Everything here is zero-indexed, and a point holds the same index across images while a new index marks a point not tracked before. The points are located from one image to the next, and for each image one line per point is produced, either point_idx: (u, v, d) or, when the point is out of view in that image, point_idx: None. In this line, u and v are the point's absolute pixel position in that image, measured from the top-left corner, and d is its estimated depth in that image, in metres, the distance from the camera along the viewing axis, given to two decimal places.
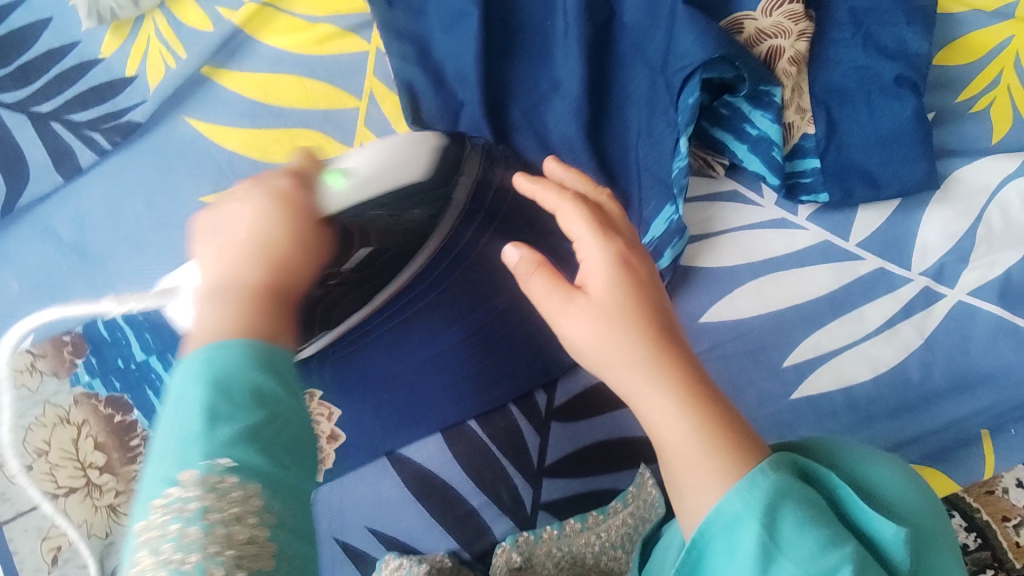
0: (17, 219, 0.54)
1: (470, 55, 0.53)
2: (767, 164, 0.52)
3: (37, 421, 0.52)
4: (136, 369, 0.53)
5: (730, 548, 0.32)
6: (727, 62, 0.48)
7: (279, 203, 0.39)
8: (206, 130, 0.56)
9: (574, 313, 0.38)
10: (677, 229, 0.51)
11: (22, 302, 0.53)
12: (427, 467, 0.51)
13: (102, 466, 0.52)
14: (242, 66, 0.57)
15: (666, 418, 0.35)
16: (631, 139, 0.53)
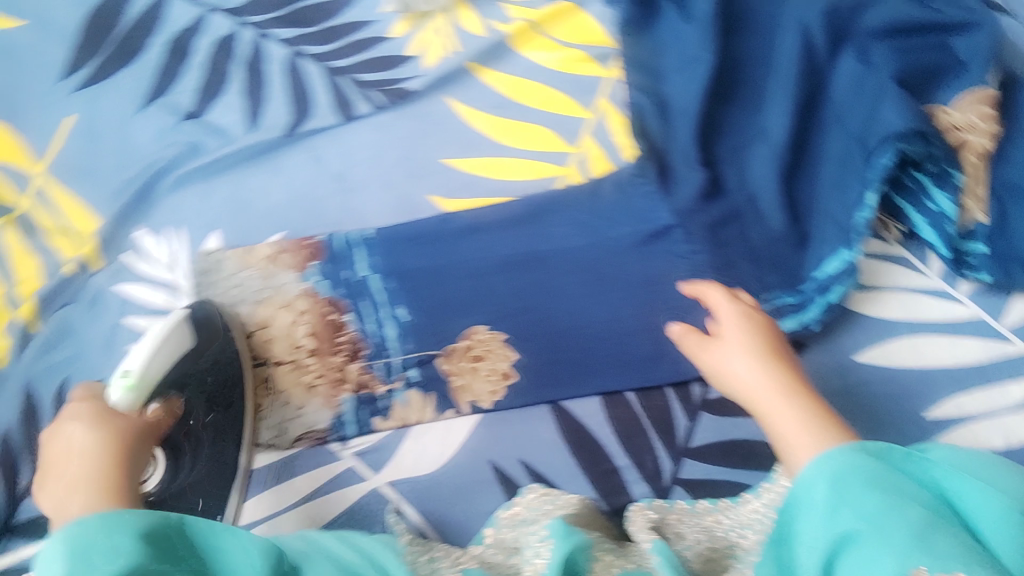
0: (296, 142, 0.66)
1: (696, 91, 0.63)
2: (941, 237, 0.59)
3: (267, 301, 0.61)
4: (357, 281, 0.61)
5: (809, 506, 0.44)
6: (923, 135, 0.57)
7: (100, 440, 0.49)
8: (460, 109, 0.66)
9: (709, 356, 0.55)
10: (848, 269, 0.58)
11: (282, 207, 0.64)
12: (583, 421, 0.58)
13: (311, 350, 0.60)
14: (503, 67, 0.67)
15: (778, 420, 0.49)
16: (821, 191, 0.61)
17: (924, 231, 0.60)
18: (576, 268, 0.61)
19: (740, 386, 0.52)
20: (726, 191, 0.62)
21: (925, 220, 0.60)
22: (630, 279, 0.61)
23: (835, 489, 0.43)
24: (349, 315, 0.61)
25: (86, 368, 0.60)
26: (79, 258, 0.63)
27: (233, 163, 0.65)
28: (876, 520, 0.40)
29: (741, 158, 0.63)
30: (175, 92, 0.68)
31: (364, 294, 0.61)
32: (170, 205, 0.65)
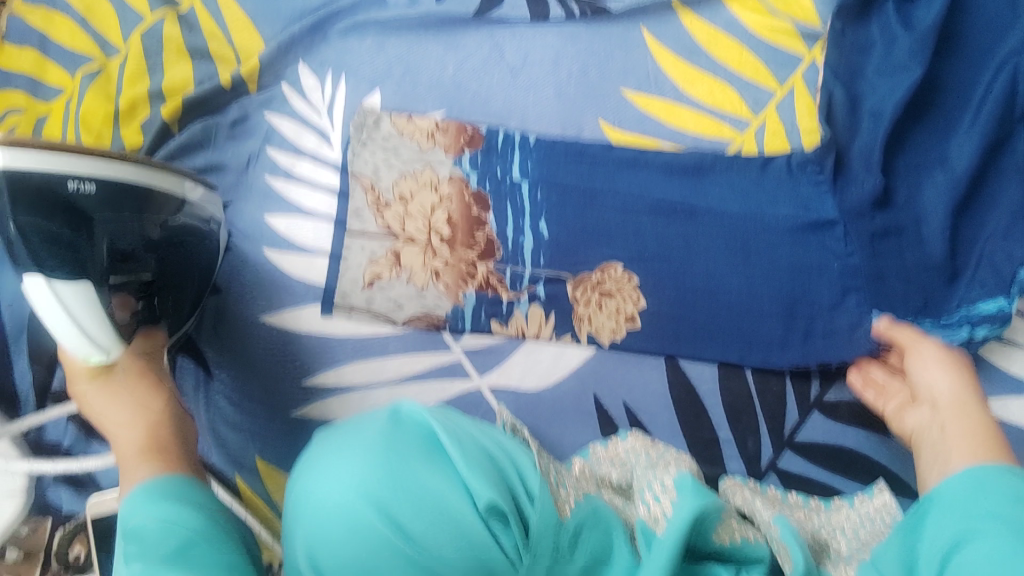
0: (480, 26, 0.64)
1: (894, 99, 0.58)
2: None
3: (413, 174, 0.59)
4: (508, 184, 0.60)
5: (941, 512, 0.43)
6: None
7: (134, 389, 0.50)
8: (649, 42, 0.64)
9: (920, 345, 0.55)
10: (1001, 319, 0.54)
11: (449, 86, 0.62)
12: (695, 385, 0.58)
13: (445, 236, 0.58)
14: (703, 15, 0.65)
15: (966, 426, 0.49)
16: (999, 236, 0.55)
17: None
18: (730, 233, 0.59)
19: (939, 389, 0.53)
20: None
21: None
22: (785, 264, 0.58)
23: (972, 495, 0.42)
24: (490, 217, 0.59)
25: (217, 185, 0.59)
26: (235, 74, 0.60)
27: (411, 26, 0.63)
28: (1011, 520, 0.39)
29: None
30: None
31: (515, 198, 0.59)
32: (338, 48, 0.62)
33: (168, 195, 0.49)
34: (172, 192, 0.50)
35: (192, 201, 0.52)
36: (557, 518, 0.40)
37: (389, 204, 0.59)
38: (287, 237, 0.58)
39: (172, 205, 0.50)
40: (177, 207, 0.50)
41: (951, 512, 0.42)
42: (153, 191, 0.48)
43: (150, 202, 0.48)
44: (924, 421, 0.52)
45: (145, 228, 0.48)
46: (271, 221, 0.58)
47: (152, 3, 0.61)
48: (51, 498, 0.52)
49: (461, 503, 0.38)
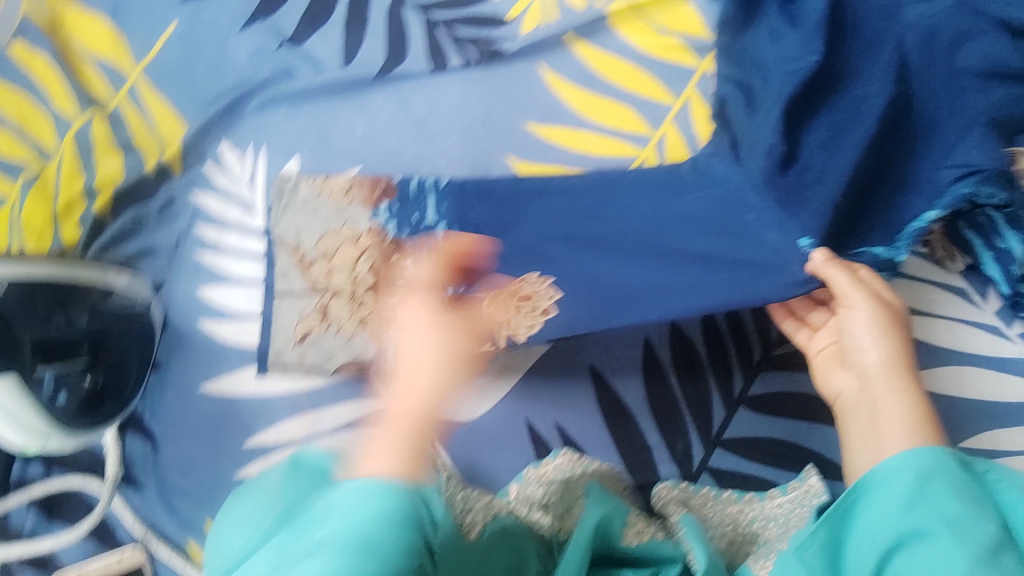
0: (386, 85, 0.67)
1: (783, 92, 0.58)
2: (1001, 271, 0.59)
3: (334, 231, 0.61)
4: (424, 227, 0.60)
5: (876, 505, 0.45)
6: (1000, 176, 0.55)
7: None
8: (548, 77, 0.68)
9: (852, 299, 0.53)
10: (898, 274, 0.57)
11: (361, 145, 0.66)
12: (622, 396, 0.59)
13: (369, 285, 0.59)
14: (595, 43, 0.68)
15: (896, 413, 0.50)
16: (897, 207, 0.57)
17: (989, 264, 0.60)
18: (641, 234, 0.58)
19: (872, 360, 0.53)
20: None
21: (992, 255, 0.59)
22: (692, 241, 0.57)
23: (903, 487, 0.44)
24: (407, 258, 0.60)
25: (152, 266, 0.63)
26: (159, 162, 0.65)
27: (320, 94, 0.67)
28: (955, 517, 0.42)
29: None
30: (277, 15, 0.69)
31: (430, 239, 0.60)
32: (254, 123, 0.66)
33: (86, 286, 0.56)
34: (90, 282, 0.56)
35: (116, 288, 0.58)
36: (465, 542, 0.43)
37: (311, 263, 0.60)
38: (219, 307, 0.61)
39: (93, 293, 0.56)
40: (100, 294, 0.57)
41: (888, 507, 0.44)
42: (63, 283, 0.55)
43: (64, 293, 0.55)
44: (855, 384, 0.53)
45: (67, 319, 0.55)
46: (203, 294, 0.62)
47: (78, 105, 0.65)
48: None
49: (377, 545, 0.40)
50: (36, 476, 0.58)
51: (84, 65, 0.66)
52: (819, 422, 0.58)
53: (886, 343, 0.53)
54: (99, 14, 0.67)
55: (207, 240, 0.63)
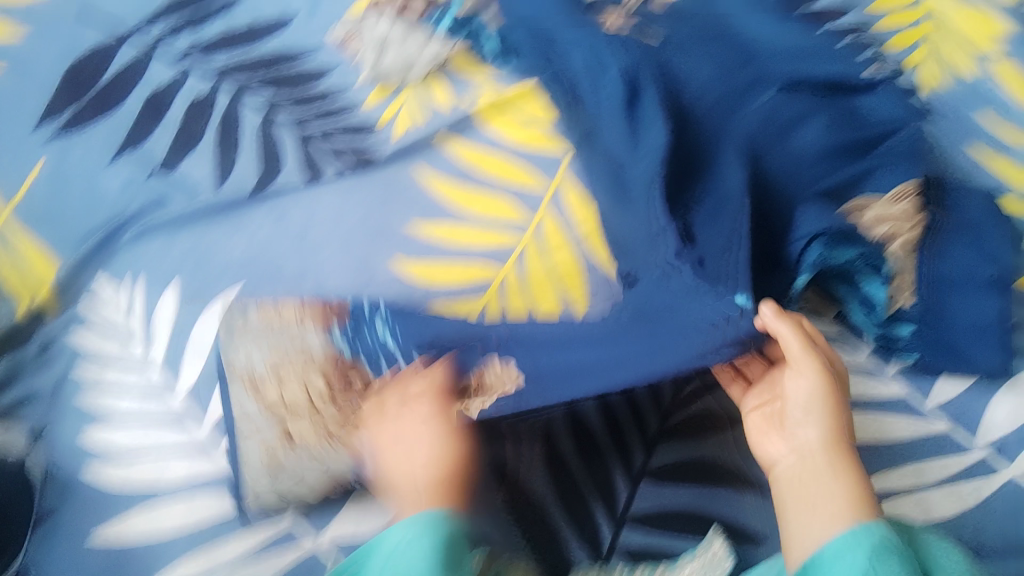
0: (262, 202, 0.68)
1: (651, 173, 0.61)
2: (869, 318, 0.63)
3: (287, 354, 0.59)
4: (362, 343, 0.61)
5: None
6: (845, 237, 0.60)
7: None
8: (424, 175, 0.69)
9: (793, 354, 0.56)
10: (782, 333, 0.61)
11: (241, 263, 0.65)
12: (527, 482, 0.60)
13: (325, 407, 0.59)
14: (467, 139, 0.69)
15: (822, 489, 0.52)
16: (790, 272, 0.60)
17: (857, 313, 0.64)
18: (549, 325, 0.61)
19: (805, 422, 0.56)
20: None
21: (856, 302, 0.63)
22: (577, 333, 0.60)
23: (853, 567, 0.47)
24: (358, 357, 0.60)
25: (33, 413, 0.61)
26: (34, 304, 0.64)
27: (197, 218, 0.67)
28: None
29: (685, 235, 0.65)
30: (148, 145, 0.70)
31: (371, 350, 0.61)
32: (130, 253, 0.66)
33: None
34: None
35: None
36: None
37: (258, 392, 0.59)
38: (105, 447, 0.60)
39: None
40: None
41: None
42: None
43: None
44: (789, 450, 0.56)
45: None
46: (89, 437, 0.60)
47: None
48: None
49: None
50: None
51: None
52: (722, 484, 0.59)
53: (825, 407, 0.56)
54: None
55: (102, 382, 0.61)
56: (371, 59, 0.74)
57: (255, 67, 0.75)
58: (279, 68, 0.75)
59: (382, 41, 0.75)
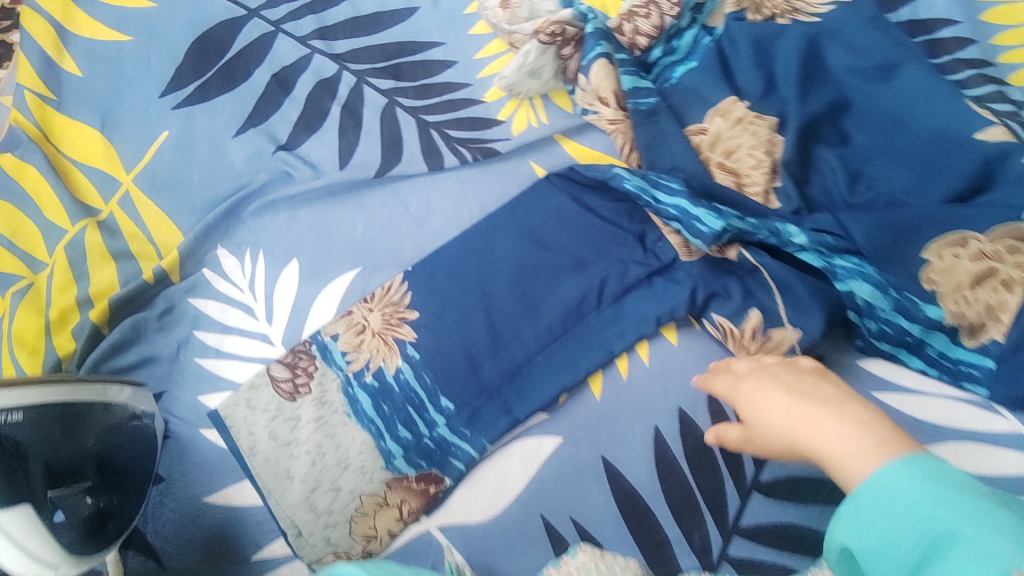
0: (383, 185, 0.69)
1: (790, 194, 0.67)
2: (822, 257, 0.63)
3: (355, 342, 0.62)
4: (399, 393, 0.61)
5: (891, 506, 0.43)
6: (604, 241, 0.66)
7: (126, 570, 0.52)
8: (540, 172, 0.70)
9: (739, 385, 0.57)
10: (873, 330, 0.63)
11: (361, 244, 0.67)
12: (634, 487, 0.59)
13: (370, 347, 0.62)
14: (583, 140, 0.72)
15: (839, 437, 0.49)
16: (613, 256, 0.66)
17: (803, 253, 0.63)
18: (540, 351, 0.63)
19: (766, 414, 0.54)
20: (794, 284, 0.61)
21: (880, 327, 0.63)
22: (700, 358, 0.63)
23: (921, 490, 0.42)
24: (399, 362, 0.61)
25: (151, 375, 0.61)
26: (157, 268, 0.64)
27: (317, 195, 0.68)
28: (974, 517, 0.40)
29: (744, 244, 0.64)
30: (272, 122, 0.71)
31: (413, 402, 0.60)
32: (253, 227, 0.67)
33: (106, 404, 0.53)
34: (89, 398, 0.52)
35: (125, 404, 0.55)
36: None
37: (347, 366, 0.62)
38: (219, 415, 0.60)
39: (108, 414, 0.53)
40: (119, 412, 0.54)
41: (901, 508, 0.42)
42: (63, 401, 0.49)
43: (50, 416, 0.48)
44: (767, 395, 0.55)
45: (81, 443, 0.51)
46: (206, 403, 0.61)
47: (71, 215, 0.65)
48: None
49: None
50: None
51: (77, 176, 0.68)
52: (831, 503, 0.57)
53: (771, 394, 0.55)
54: (90, 124, 0.70)
55: (225, 336, 0.63)
56: (511, 76, 0.70)
57: (378, 53, 0.74)
58: (400, 55, 0.75)
59: (535, 67, 0.70)
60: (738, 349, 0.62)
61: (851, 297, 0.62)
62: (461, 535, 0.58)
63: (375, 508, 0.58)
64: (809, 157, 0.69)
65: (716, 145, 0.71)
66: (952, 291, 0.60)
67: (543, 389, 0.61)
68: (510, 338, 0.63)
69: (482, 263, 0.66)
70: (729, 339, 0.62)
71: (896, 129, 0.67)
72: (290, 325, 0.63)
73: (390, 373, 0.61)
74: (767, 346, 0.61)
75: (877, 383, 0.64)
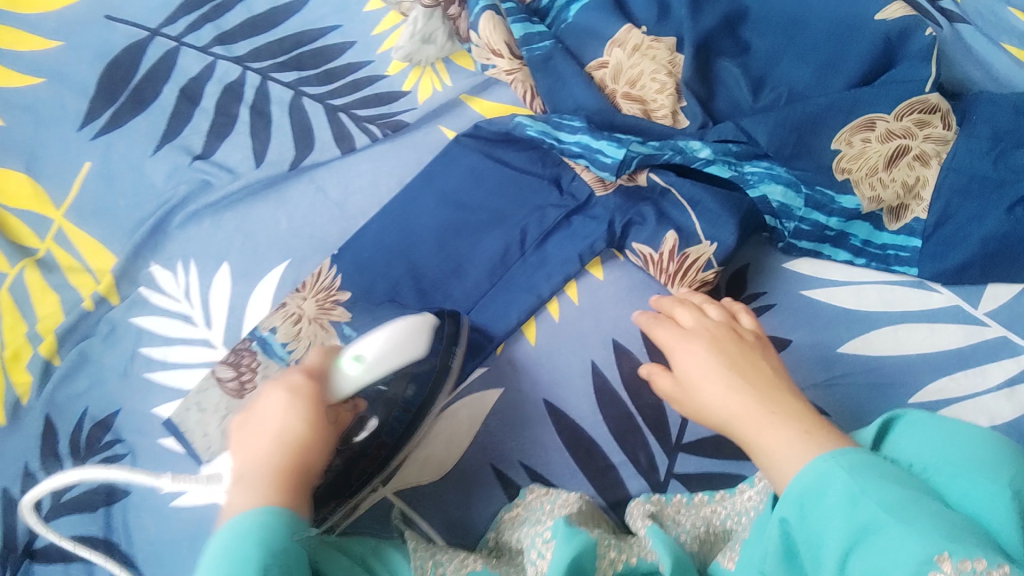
0: (301, 175, 0.70)
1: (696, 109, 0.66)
2: (731, 167, 0.63)
3: (291, 332, 0.63)
4: None
5: (821, 501, 0.44)
6: (518, 191, 0.67)
7: (292, 395, 0.55)
8: (450, 135, 0.71)
9: (666, 340, 0.58)
10: (792, 232, 0.62)
11: (287, 236, 0.68)
12: (578, 422, 0.60)
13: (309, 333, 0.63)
14: (488, 97, 0.72)
15: (753, 419, 0.51)
16: (531, 204, 0.66)
17: (710, 167, 0.63)
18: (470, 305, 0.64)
19: (687, 376, 0.56)
20: (703, 197, 0.62)
21: (797, 226, 0.62)
22: (627, 288, 0.64)
23: (839, 467, 0.45)
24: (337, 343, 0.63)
25: (104, 396, 0.64)
26: (95, 294, 0.66)
27: (240, 197, 0.70)
28: (896, 507, 0.42)
29: (652, 168, 0.64)
30: (186, 135, 0.73)
31: None
32: (182, 238, 0.68)
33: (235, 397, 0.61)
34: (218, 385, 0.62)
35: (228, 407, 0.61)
36: None
37: (287, 356, 0.63)
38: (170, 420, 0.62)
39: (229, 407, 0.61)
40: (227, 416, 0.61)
41: (830, 505, 0.44)
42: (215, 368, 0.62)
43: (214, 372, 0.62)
44: (692, 360, 0.56)
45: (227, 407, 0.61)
46: (157, 414, 0.63)
47: (8, 257, 0.68)
48: None
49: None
50: None
51: (9, 218, 0.69)
52: None
53: (698, 356, 0.56)
54: (16, 169, 0.72)
55: (169, 345, 0.65)
56: (406, 46, 0.71)
57: (279, 49, 0.76)
58: (301, 47, 0.76)
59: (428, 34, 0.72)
60: (658, 273, 0.63)
61: (765, 202, 0.62)
62: (418, 495, 0.59)
63: None
64: (710, 71, 0.68)
65: (619, 77, 0.70)
66: (868, 175, 0.61)
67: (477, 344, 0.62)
68: (441, 300, 0.64)
69: (403, 234, 0.67)
70: (651, 264, 0.63)
71: (795, 27, 0.66)
72: (229, 327, 0.65)
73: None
74: (686, 265, 0.61)
75: (807, 282, 0.63)
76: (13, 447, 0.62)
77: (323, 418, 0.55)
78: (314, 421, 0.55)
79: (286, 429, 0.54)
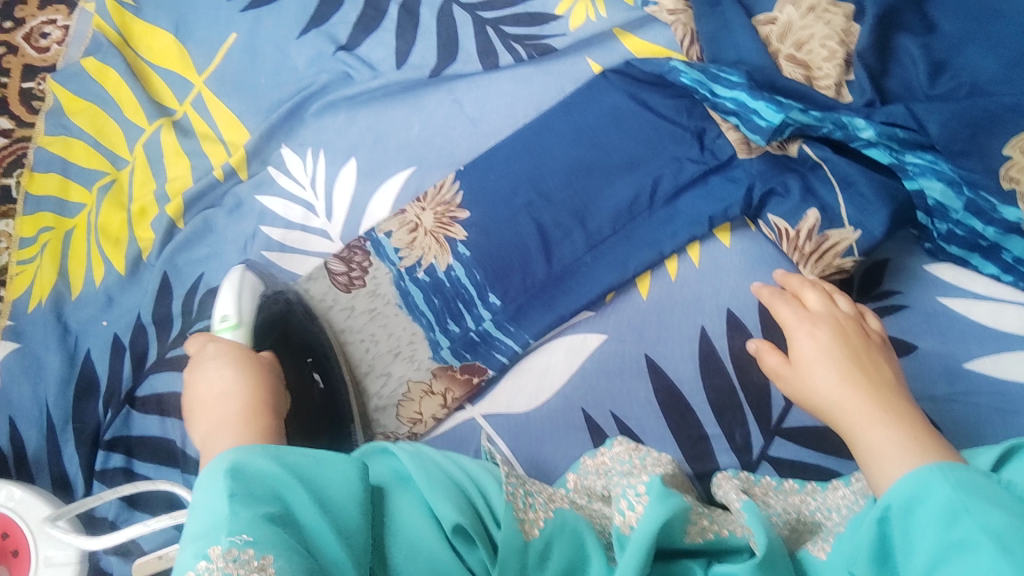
0: (439, 85, 0.69)
1: (864, 85, 0.62)
2: (892, 152, 0.59)
3: (405, 238, 0.63)
4: (451, 286, 0.62)
5: (917, 512, 0.42)
6: (661, 142, 0.63)
7: (221, 361, 0.55)
8: (596, 69, 0.68)
9: (787, 319, 0.56)
10: (943, 234, 0.60)
11: (416, 143, 0.68)
12: (677, 383, 0.59)
13: (422, 243, 0.63)
14: (643, 35, 0.69)
15: (861, 414, 0.49)
16: (670, 155, 0.63)
17: (871, 149, 0.60)
18: (590, 243, 0.62)
19: (801, 358, 0.54)
20: (857, 179, 0.58)
21: (949, 229, 0.59)
22: (752, 259, 0.62)
23: (945, 480, 0.42)
24: (451, 261, 0.62)
25: (221, 267, 0.65)
26: (226, 165, 0.67)
27: (376, 95, 0.69)
28: (996, 531, 0.39)
29: (807, 139, 0.61)
30: (333, 23, 0.72)
31: (462, 296, 0.62)
32: (315, 127, 0.69)
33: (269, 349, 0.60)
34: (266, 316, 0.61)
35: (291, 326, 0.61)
36: (524, 541, 0.44)
37: (399, 261, 0.63)
38: None
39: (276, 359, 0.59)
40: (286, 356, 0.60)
41: (925, 517, 0.42)
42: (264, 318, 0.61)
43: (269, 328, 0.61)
44: (811, 343, 0.54)
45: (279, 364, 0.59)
46: None
47: (148, 114, 0.69)
48: (103, 565, 0.58)
49: (427, 529, 0.45)
50: (118, 466, 0.60)
51: (153, 77, 0.71)
52: None
53: (818, 340, 0.54)
54: (164, 29, 0.72)
55: (288, 231, 0.66)
56: None
57: None
58: None
59: None
60: (791, 250, 0.60)
61: (921, 196, 0.59)
62: (504, 422, 0.60)
63: (421, 394, 0.61)
64: (888, 45, 0.63)
65: (786, 37, 0.66)
66: None
67: (590, 287, 0.61)
68: (560, 239, 0.62)
69: (533, 163, 0.65)
70: (784, 240, 0.60)
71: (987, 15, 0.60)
72: (349, 223, 0.66)
73: (441, 271, 0.62)
74: (824, 249, 0.58)
75: (944, 289, 0.60)
76: (130, 299, 0.65)
77: (258, 367, 0.56)
78: (258, 378, 0.55)
79: (211, 386, 0.54)
